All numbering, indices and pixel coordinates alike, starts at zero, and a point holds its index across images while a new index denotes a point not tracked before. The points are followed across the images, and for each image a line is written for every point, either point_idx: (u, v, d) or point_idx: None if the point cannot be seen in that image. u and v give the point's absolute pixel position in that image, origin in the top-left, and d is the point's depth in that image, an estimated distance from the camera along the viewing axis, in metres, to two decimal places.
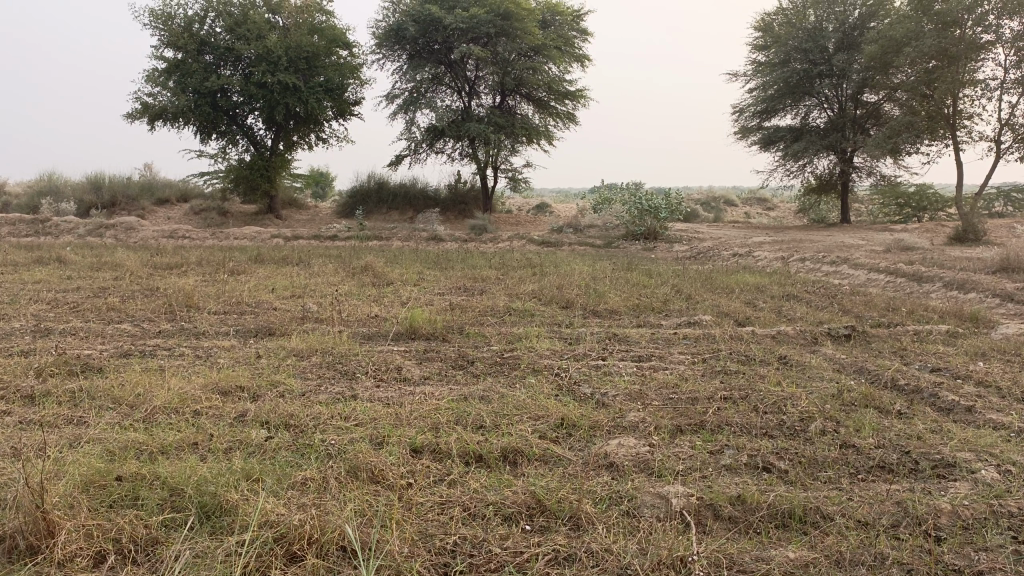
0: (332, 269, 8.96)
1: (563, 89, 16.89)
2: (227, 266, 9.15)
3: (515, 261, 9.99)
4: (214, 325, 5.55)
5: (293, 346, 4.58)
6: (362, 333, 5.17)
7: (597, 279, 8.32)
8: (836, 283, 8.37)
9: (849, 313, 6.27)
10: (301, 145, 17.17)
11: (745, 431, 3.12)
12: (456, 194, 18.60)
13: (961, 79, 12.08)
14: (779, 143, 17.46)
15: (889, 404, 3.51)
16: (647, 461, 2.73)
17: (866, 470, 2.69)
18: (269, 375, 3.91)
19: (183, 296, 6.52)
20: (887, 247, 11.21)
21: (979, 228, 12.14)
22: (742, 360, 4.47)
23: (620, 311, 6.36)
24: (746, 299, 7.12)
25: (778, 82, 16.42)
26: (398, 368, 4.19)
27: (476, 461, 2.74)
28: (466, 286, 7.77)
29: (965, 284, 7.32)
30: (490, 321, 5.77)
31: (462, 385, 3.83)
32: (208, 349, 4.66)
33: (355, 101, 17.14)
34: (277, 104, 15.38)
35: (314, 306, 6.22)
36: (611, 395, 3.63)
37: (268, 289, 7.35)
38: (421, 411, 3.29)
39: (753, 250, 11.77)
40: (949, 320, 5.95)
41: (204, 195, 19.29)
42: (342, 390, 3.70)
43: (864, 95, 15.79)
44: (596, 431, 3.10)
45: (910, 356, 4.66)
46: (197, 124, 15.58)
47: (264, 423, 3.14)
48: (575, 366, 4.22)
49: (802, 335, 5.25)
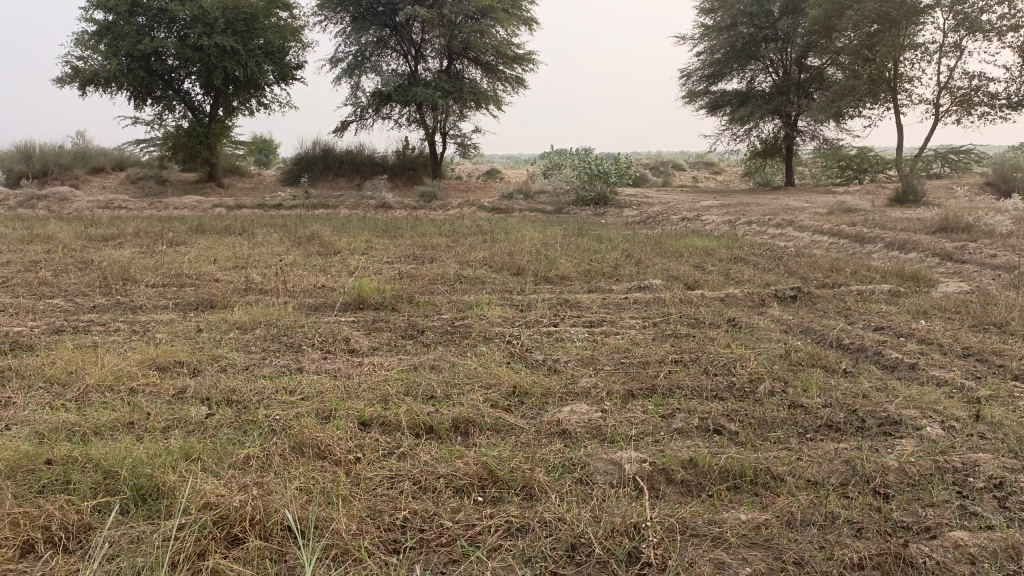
0: (277, 239, 8.72)
1: (511, 53, 16.65)
2: (167, 237, 8.84)
3: (465, 228, 9.88)
4: (152, 298, 5.34)
5: (236, 319, 4.43)
6: (308, 304, 5.03)
7: (548, 245, 8.27)
8: (783, 245, 8.49)
9: (796, 275, 6.35)
10: (242, 111, 16.64)
11: (696, 394, 3.12)
12: (404, 160, 18.30)
13: (902, 43, 12.25)
14: (726, 107, 17.55)
15: (836, 363, 3.55)
16: (599, 427, 2.71)
17: (815, 430, 2.72)
18: (211, 349, 3.77)
19: (120, 269, 6.27)
20: (831, 210, 11.41)
21: (919, 189, 12.43)
22: (692, 323, 4.48)
23: (571, 277, 6.33)
24: (695, 262, 7.17)
25: (724, 46, 16.47)
26: (346, 339, 4.08)
27: (427, 432, 2.68)
28: (415, 254, 7.65)
29: (907, 244, 7.49)
30: (439, 289, 5.68)
31: (412, 355, 3.75)
32: (146, 324, 4.48)
33: (297, 65, 16.65)
34: (215, 68, 14.83)
35: (258, 277, 6.05)
36: (563, 362, 3.59)
37: (210, 260, 7.12)
38: (369, 383, 3.20)
39: (702, 214, 11.86)
40: (892, 280, 6.06)
41: (142, 164, 18.60)
42: (287, 363, 3.59)
43: (808, 58, 15.94)
44: (548, 398, 3.06)
45: (855, 316, 4.73)
46: (130, 90, 14.95)
47: (205, 399, 3.02)
48: (527, 333, 4.18)
49: (751, 298, 5.29)
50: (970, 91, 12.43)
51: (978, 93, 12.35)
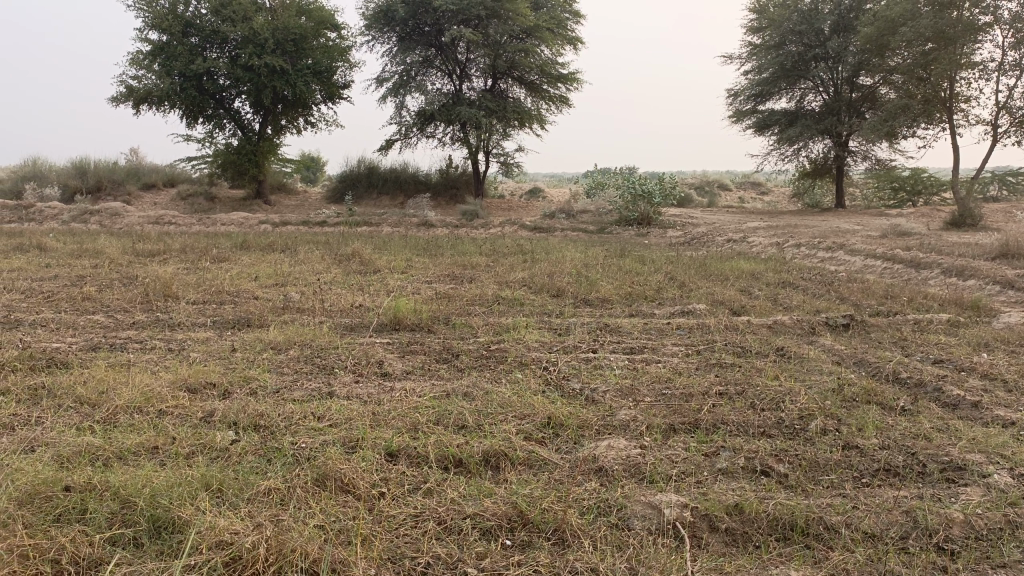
0: (319, 256, 8.74)
1: (555, 72, 16.61)
2: (211, 253, 8.93)
3: (506, 248, 9.80)
4: (191, 316, 5.34)
5: (271, 338, 4.39)
6: (343, 324, 4.97)
7: (590, 266, 8.13)
8: (832, 269, 8.22)
9: (847, 301, 6.10)
10: (289, 129, 16.89)
11: (742, 431, 2.95)
12: (447, 179, 18.34)
13: (958, 62, 11.88)
14: (774, 127, 17.24)
15: (892, 400, 3.34)
16: (638, 465, 2.56)
17: (871, 474, 2.53)
18: (243, 370, 3.72)
19: (162, 284, 6.31)
20: (883, 233, 11.06)
21: (976, 212, 12.00)
22: (737, 352, 4.30)
23: (612, 300, 6.18)
24: (741, 287, 6.96)
25: (773, 65, 16.20)
26: (379, 362, 4.00)
27: (456, 466, 2.56)
28: (454, 273, 7.58)
29: (965, 270, 7.17)
30: (477, 311, 5.58)
31: (446, 381, 3.65)
32: (182, 341, 4.46)
33: (344, 84, 16.84)
34: (264, 87, 15.08)
35: (296, 296, 6.03)
36: (601, 392, 3.45)
37: (251, 277, 7.14)
38: (400, 410, 3.10)
39: (748, 235, 11.60)
40: (949, 308, 5.78)
41: (192, 180, 18.98)
42: (320, 386, 3.52)
43: (860, 78, 15.58)
44: (585, 431, 2.93)
45: (912, 348, 4.49)
46: (182, 108, 15.28)
47: (232, 424, 2.95)
48: (565, 359, 4.05)
49: (799, 326, 5.07)
50: None
51: None
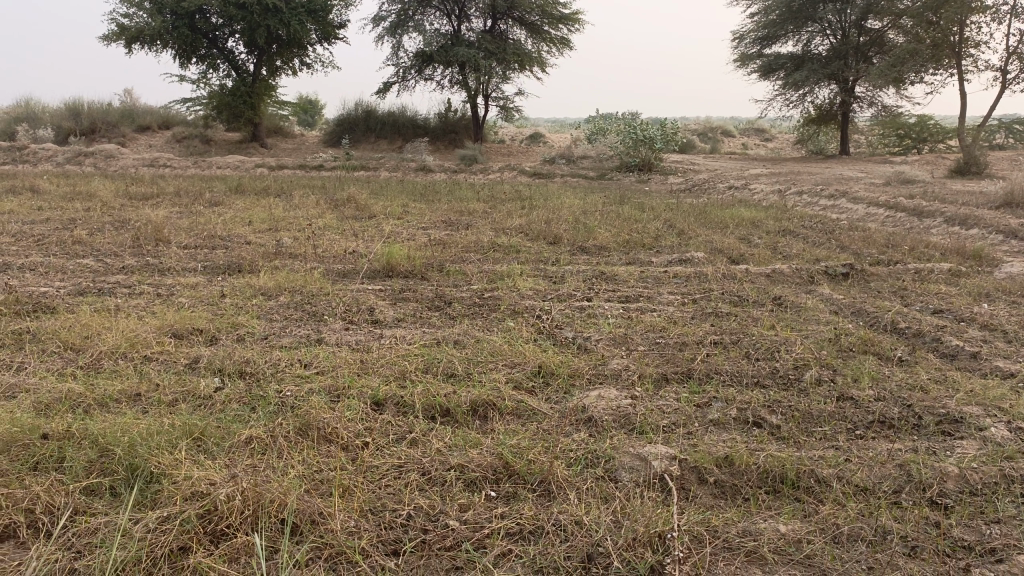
0: (314, 201, 8.62)
1: (557, 13, 16.18)
2: (205, 197, 8.81)
3: (504, 194, 9.67)
4: (181, 260, 5.26)
5: (260, 284, 4.32)
6: (335, 271, 4.89)
7: (588, 212, 8.02)
8: (834, 218, 8.12)
9: (848, 250, 6.01)
10: (285, 70, 16.55)
11: (735, 381, 2.90)
12: (446, 123, 18.05)
13: (970, 5, 11.55)
14: (780, 71, 16.87)
15: (889, 351, 3.29)
16: (628, 415, 2.52)
17: (864, 427, 2.50)
18: (231, 317, 3.66)
19: (153, 229, 6.21)
20: (887, 180, 10.90)
21: (981, 160, 11.82)
22: (734, 301, 4.23)
23: (610, 247, 6.09)
24: (741, 235, 6.86)
25: (780, 6, 15.77)
26: (370, 309, 3.93)
27: (443, 415, 2.52)
28: (451, 220, 7.47)
29: (968, 219, 7.07)
30: (472, 258, 5.49)
31: (437, 329, 3.59)
32: (170, 287, 4.39)
33: (340, 24, 16.44)
34: (258, 26, 14.70)
35: (289, 241, 5.94)
36: (594, 341, 3.40)
37: (244, 221, 7.04)
38: (389, 358, 3.05)
39: (750, 182, 11.45)
40: (951, 258, 5.69)
41: (187, 122, 18.68)
42: (308, 334, 3.46)
43: (869, 21, 15.18)
44: (576, 380, 2.88)
45: (911, 298, 4.42)
46: (175, 48, 14.93)
47: (217, 371, 2.90)
48: (559, 308, 3.98)
49: (798, 275, 5.00)
50: None
51: None
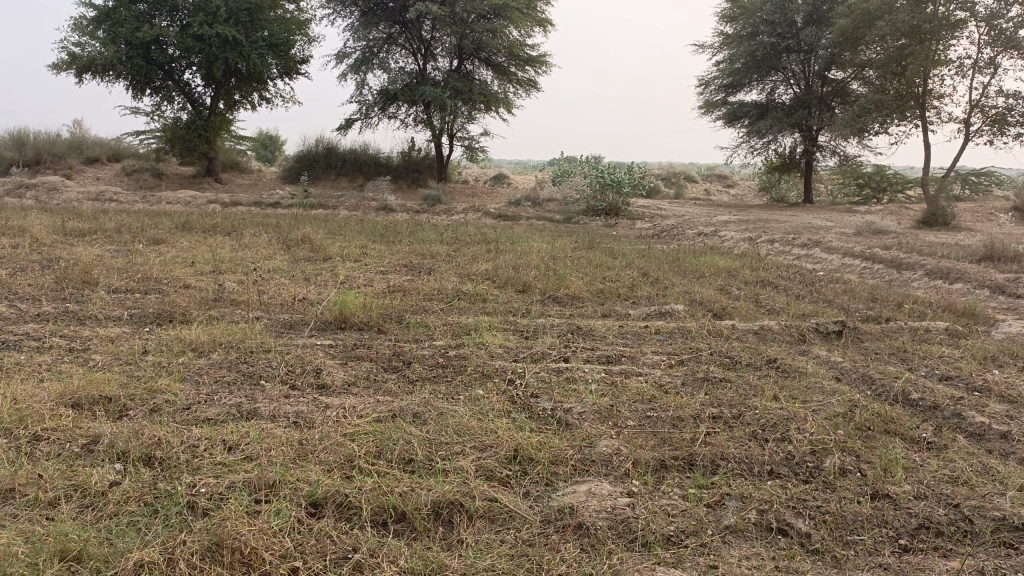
0: (264, 240, 8.07)
1: (524, 54, 16.00)
2: (146, 234, 8.21)
3: (469, 236, 9.23)
4: (106, 307, 4.68)
5: (191, 338, 3.76)
6: (281, 322, 4.37)
7: (557, 258, 7.61)
8: (811, 268, 7.84)
9: (834, 305, 5.67)
10: (243, 104, 16.04)
11: (746, 469, 2.45)
12: (409, 162, 17.63)
13: (934, 58, 11.58)
14: (744, 119, 16.87)
15: (911, 430, 2.89)
16: (627, 521, 2.05)
17: (910, 536, 2.07)
18: (151, 381, 3.10)
19: (80, 269, 5.61)
20: (858, 230, 10.74)
21: (947, 211, 11.77)
22: (726, 364, 3.80)
23: (583, 298, 5.65)
24: (719, 285, 6.51)
25: (745, 55, 15.81)
26: (317, 371, 3.41)
27: (397, 522, 2.02)
28: (411, 263, 6.99)
29: (950, 273, 6.82)
30: (434, 307, 5.01)
31: (392, 397, 3.09)
32: (86, 340, 3.82)
33: (302, 59, 16.04)
34: (216, 59, 14.22)
35: (232, 286, 5.39)
36: (576, 415, 2.92)
37: (186, 262, 6.47)
38: (334, 437, 2.54)
39: (719, 229, 11.21)
40: (942, 315, 5.37)
41: (139, 155, 17.97)
42: (240, 403, 2.92)
43: (831, 71, 15.28)
44: (558, 469, 2.41)
45: (914, 361, 4.06)
46: (129, 78, 14.34)
47: (119, 456, 2.37)
48: (533, 370, 3.51)
49: (788, 332, 4.61)
50: (1004, 111, 11.73)
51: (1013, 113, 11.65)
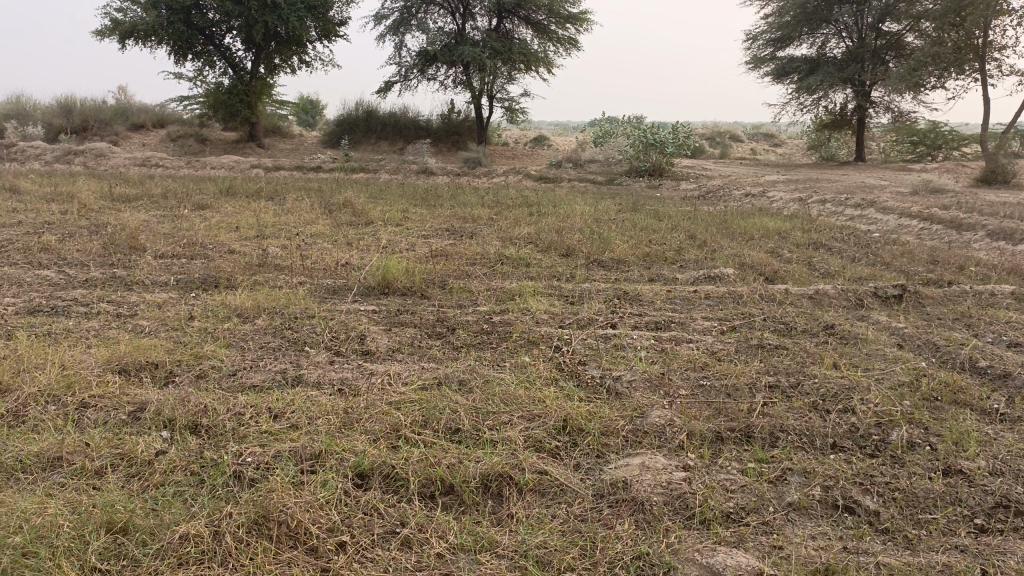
0: (307, 205, 8.06)
1: (565, 12, 15.63)
2: (192, 199, 8.27)
3: (510, 199, 9.11)
4: (153, 273, 4.70)
5: (235, 304, 3.75)
6: (324, 287, 4.34)
7: (601, 220, 7.46)
8: (865, 229, 7.56)
9: (892, 268, 5.44)
10: (283, 68, 16.01)
11: (807, 443, 2.35)
12: (449, 124, 17.48)
13: (996, 7, 10.97)
14: (793, 75, 16.29)
15: (981, 401, 2.74)
16: (684, 496, 1.96)
17: (987, 515, 1.95)
18: (196, 347, 3.09)
19: (127, 235, 5.66)
20: (914, 189, 10.34)
21: (1008, 169, 11.26)
22: (780, 330, 3.66)
23: (628, 261, 5.52)
24: (769, 248, 6.31)
25: (794, 8, 15.20)
26: (361, 337, 3.36)
27: (445, 494, 1.97)
28: (453, 227, 6.91)
29: (1013, 234, 6.51)
30: (477, 272, 4.94)
31: (438, 364, 3.03)
32: (134, 306, 3.83)
33: (341, 21, 15.90)
34: (256, 22, 14.16)
35: (275, 251, 5.38)
36: (626, 383, 2.83)
37: (230, 227, 6.49)
38: (379, 406, 2.49)
39: (767, 190, 10.89)
40: (1008, 278, 5.12)
41: (183, 121, 18.12)
42: (284, 370, 2.89)
43: (886, 23, 14.65)
44: (610, 440, 2.33)
45: (980, 327, 3.86)
46: (171, 44, 14.38)
47: (165, 425, 2.35)
48: (581, 337, 3.43)
49: (843, 297, 4.44)
50: None
51: None
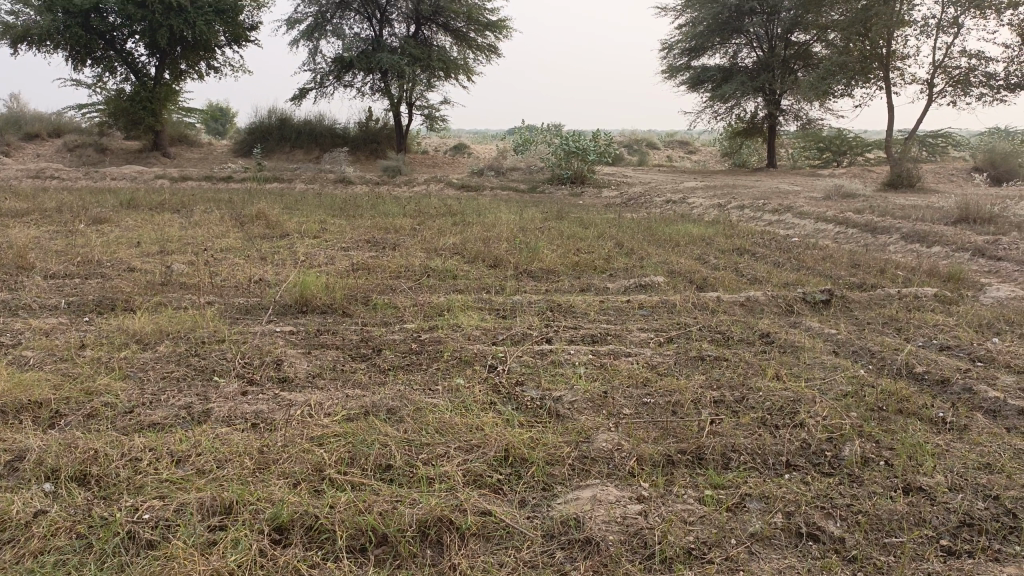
0: (217, 217, 7.63)
1: (483, 19, 15.49)
2: (89, 213, 7.71)
3: (433, 208, 8.88)
4: (42, 295, 4.28)
5: (135, 328, 3.40)
6: (236, 306, 4.02)
7: (526, 229, 7.31)
8: (785, 234, 7.66)
9: (817, 273, 5.48)
10: (190, 74, 15.31)
11: (761, 464, 2.22)
12: (367, 132, 17.10)
13: (898, 18, 11.39)
14: (707, 84, 16.59)
15: (926, 410, 2.68)
16: (640, 533, 1.80)
17: (953, 536, 1.86)
18: (88, 381, 2.75)
19: (13, 253, 5.16)
20: (828, 194, 10.61)
21: (913, 173, 11.70)
22: (718, 340, 3.57)
23: (557, 271, 5.39)
24: (696, 254, 6.29)
25: (707, 18, 15.49)
26: (277, 363, 3.08)
27: (376, 546, 1.75)
28: (374, 239, 6.64)
29: (927, 237, 6.69)
30: (402, 286, 4.70)
31: (364, 390, 2.78)
32: (17, 333, 3.44)
33: (251, 26, 15.32)
34: (159, 27, 13.49)
35: (181, 268, 5.00)
36: (568, 404, 2.66)
37: (132, 243, 6.04)
38: (299, 442, 2.24)
39: (688, 196, 11.00)
40: (928, 281, 5.21)
41: (81, 130, 17.12)
42: (191, 404, 2.60)
43: (794, 34, 15.09)
44: (555, 470, 2.15)
45: (910, 331, 3.87)
46: (66, 48, 13.54)
47: (49, 475, 2.04)
48: (516, 354, 3.24)
49: (775, 303, 4.40)
50: (967, 71, 11.66)
51: (976, 73, 11.56)
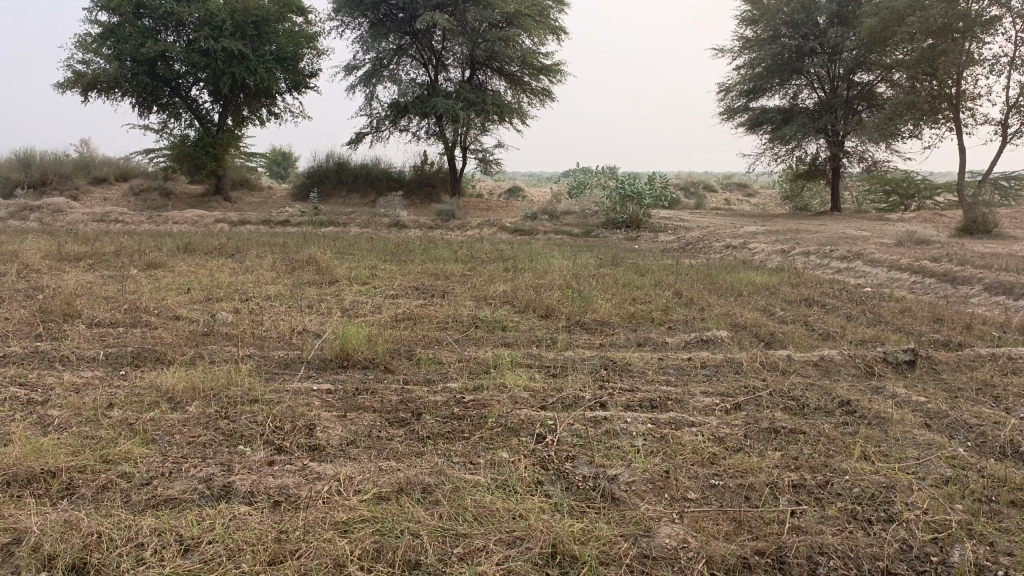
0: (269, 262, 7.58)
1: (538, 63, 15.50)
2: (144, 258, 7.75)
3: (485, 253, 8.69)
4: (82, 345, 4.18)
5: (168, 386, 3.23)
6: (274, 361, 3.85)
7: (581, 276, 7.05)
8: (856, 283, 7.23)
9: (896, 328, 5.06)
10: (251, 120, 15.64)
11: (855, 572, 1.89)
12: (421, 175, 17.18)
13: (968, 57, 10.90)
14: (767, 125, 16.19)
15: None
16: None
17: None
18: (107, 447, 2.56)
19: (61, 300, 5.12)
20: (899, 239, 10.08)
21: (989, 218, 11.07)
22: (792, 408, 3.22)
23: (612, 323, 5.10)
24: (760, 305, 5.93)
25: (765, 59, 15.18)
26: (309, 428, 2.86)
27: None
28: (423, 285, 6.47)
29: (1013, 288, 6.20)
30: (447, 338, 4.47)
31: (398, 463, 2.53)
32: (49, 389, 3.30)
33: (311, 72, 15.64)
34: (223, 74, 13.83)
35: (226, 316, 4.88)
36: (624, 485, 2.37)
37: (181, 289, 5.98)
38: (322, 529, 1.99)
39: (748, 241, 10.60)
40: (1020, 339, 4.75)
41: (148, 174, 17.63)
42: (211, 476, 2.38)
43: (857, 74, 14.65)
44: (611, 572, 1.86)
45: (1009, 399, 3.46)
46: (135, 96, 13.97)
47: (45, 564, 1.84)
48: (568, 422, 2.95)
49: (852, 364, 4.02)
50: None
51: None
